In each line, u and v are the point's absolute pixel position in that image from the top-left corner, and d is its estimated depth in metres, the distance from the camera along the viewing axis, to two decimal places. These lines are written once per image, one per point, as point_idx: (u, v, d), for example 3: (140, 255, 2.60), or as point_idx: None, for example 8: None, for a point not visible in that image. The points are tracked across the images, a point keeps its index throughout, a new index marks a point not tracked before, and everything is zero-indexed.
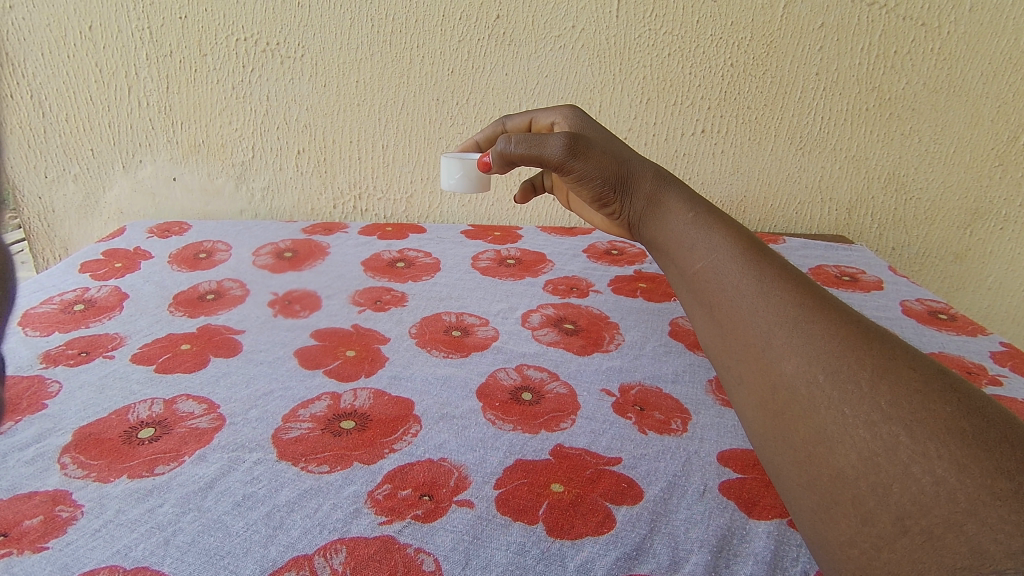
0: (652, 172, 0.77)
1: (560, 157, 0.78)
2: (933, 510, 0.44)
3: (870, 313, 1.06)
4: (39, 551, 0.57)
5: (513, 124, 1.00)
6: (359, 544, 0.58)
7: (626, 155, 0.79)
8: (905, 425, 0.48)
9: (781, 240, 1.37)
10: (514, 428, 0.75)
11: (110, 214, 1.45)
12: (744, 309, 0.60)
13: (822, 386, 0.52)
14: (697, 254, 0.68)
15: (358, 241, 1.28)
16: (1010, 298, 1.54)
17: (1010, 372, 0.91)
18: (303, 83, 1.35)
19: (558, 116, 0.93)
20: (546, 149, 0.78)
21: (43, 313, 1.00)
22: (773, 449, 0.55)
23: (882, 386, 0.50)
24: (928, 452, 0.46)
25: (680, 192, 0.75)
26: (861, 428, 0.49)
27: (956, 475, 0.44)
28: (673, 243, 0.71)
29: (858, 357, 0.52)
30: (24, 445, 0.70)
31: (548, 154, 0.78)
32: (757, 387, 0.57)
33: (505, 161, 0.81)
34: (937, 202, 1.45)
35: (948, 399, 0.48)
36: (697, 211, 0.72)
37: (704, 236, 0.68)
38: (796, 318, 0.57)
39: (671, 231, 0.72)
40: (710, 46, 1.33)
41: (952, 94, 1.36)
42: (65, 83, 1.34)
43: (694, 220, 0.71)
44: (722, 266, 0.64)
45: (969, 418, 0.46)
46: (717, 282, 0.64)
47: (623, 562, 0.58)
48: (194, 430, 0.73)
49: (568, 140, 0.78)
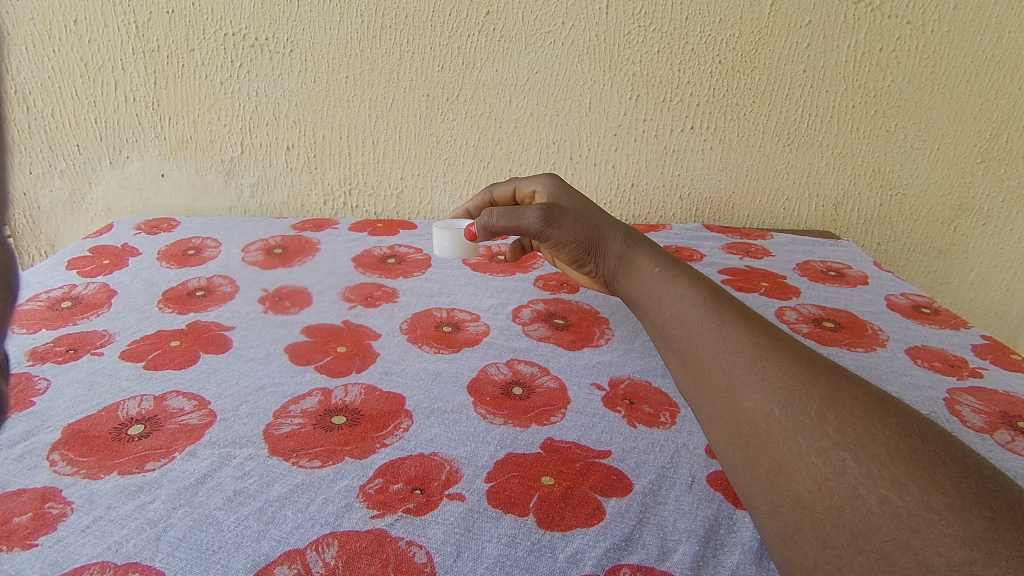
0: (621, 234, 0.82)
1: (537, 227, 0.84)
2: (881, 528, 0.46)
3: (855, 308, 1.08)
4: (28, 548, 0.56)
5: (498, 193, 1.02)
6: (351, 538, 0.58)
7: (598, 220, 0.84)
8: (850, 449, 0.50)
9: (768, 236, 1.39)
10: (505, 422, 0.75)
11: (97, 211, 1.44)
12: (707, 352, 0.62)
13: (778, 419, 0.55)
14: (664, 305, 0.71)
15: (349, 237, 1.28)
16: (993, 293, 1.56)
17: (990, 365, 0.92)
18: (291, 79, 1.35)
19: (538, 185, 0.95)
20: (523, 221, 0.83)
21: (29, 310, 0.99)
22: (741, 478, 0.57)
23: (828, 415, 0.53)
24: (872, 474, 0.48)
25: (647, 250, 0.79)
26: (813, 455, 0.52)
27: (897, 493, 0.47)
28: (644, 296, 0.75)
29: (807, 389, 0.55)
30: (12, 442, 0.70)
31: (526, 225, 0.84)
32: (724, 423, 0.59)
33: (490, 233, 0.87)
34: (922, 198, 1.47)
35: (886, 423, 0.51)
36: (663, 265, 0.75)
37: (669, 288, 0.71)
38: (753, 357, 0.59)
39: (641, 287, 0.76)
40: (699, 43, 1.33)
41: (936, 92, 1.38)
42: (50, 78, 1.33)
43: (659, 275, 0.74)
44: (687, 315, 0.67)
45: (906, 439, 0.49)
46: (684, 330, 0.66)
47: (612, 552, 0.59)
48: (185, 426, 0.73)
49: (543, 212, 0.83)
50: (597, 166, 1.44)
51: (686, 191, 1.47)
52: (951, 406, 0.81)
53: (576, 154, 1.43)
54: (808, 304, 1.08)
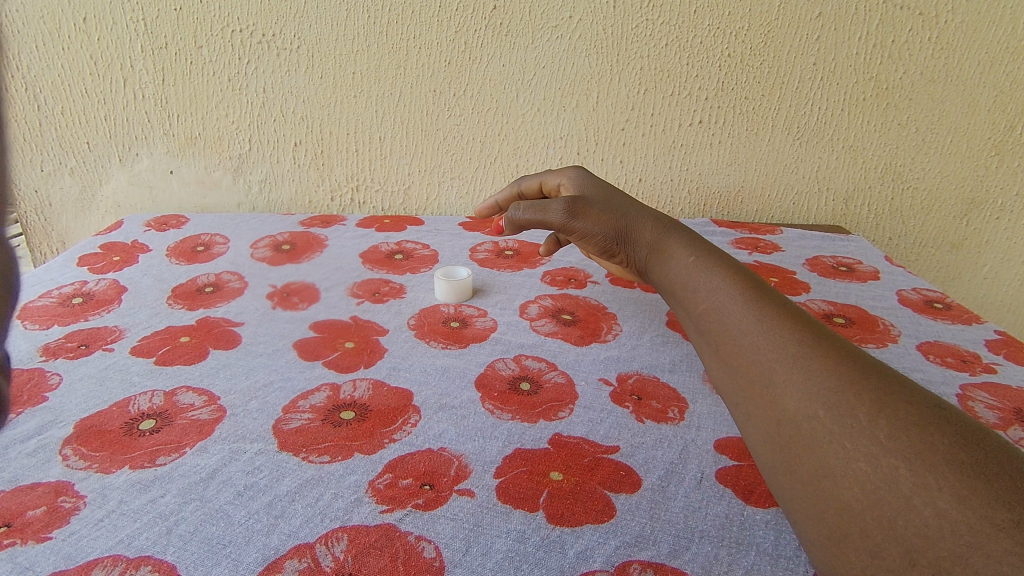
0: (651, 222, 0.82)
1: (562, 220, 0.86)
2: (938, 542, 0.45)
3: (865, 303, 1.07)
4: (42, 541, 0.57)
5: (524, 186, 1.02)
6: (360, 532, 0.58)
7: (625, 209, 0.85)
8: (905, 457, 0.49)
9: (778, 231, 1.38)
10: (513, 418, 0.75)
11: (107, 208, 1.45)
12: (747, 347, 0.62)
13: (824, 421, 0.54)
14: (699, 296, 0.70)
15: (357, 233, 1.29)
16: (1006, 287, 1.54)
17: (1005, 360, 0.91)
18: (299, 75, 1.35)
19: (563, 176, 0.96)
20: (549, 214, 0.86)
21: (42, 306, 1.00)
22: (785, 483, 0.56)
23: (880, 420, 0.52)
24: (929, 485, 0.47)
25: (680, 238, 0.78)
26: (863, 461, 0.51)
27: (957, 506, 0.45)
28: (679, 286, 0.74)
29: (857, 393, 0.54)
30: (26, 436, 0.70)
31: (551, 218, 0.86)
32: (766, 423, 0.59)
33: (516, 228, 0.90)
34: (935, 191, 1.45)
35: (943, 432, 0.50)
36: (697, 254, 0.75)
37: (706, 279, 0.71)
38: (797, 356, 0.59)
39: (674, 276, 0.75)
40: (708, 36, 1.32)
41: (950, 84, 1.36)
42: (59, 76, 1.33)
43: (693, 263, 0.74)
44: (722, 305, 0.67)
45: (967, 451, 0.48)
46: (722, 322, 0.66)
47: (621, 549, 0.58)
48: (195, 421, 0.73)
49: (567, 205, 0.86)
50: (605, 161, 1.44)
51: (694, 185, 1.46)
52: (964, 403, 0.80)
53: (583, 149, 1.43)
54: (819, 299, 1.07)
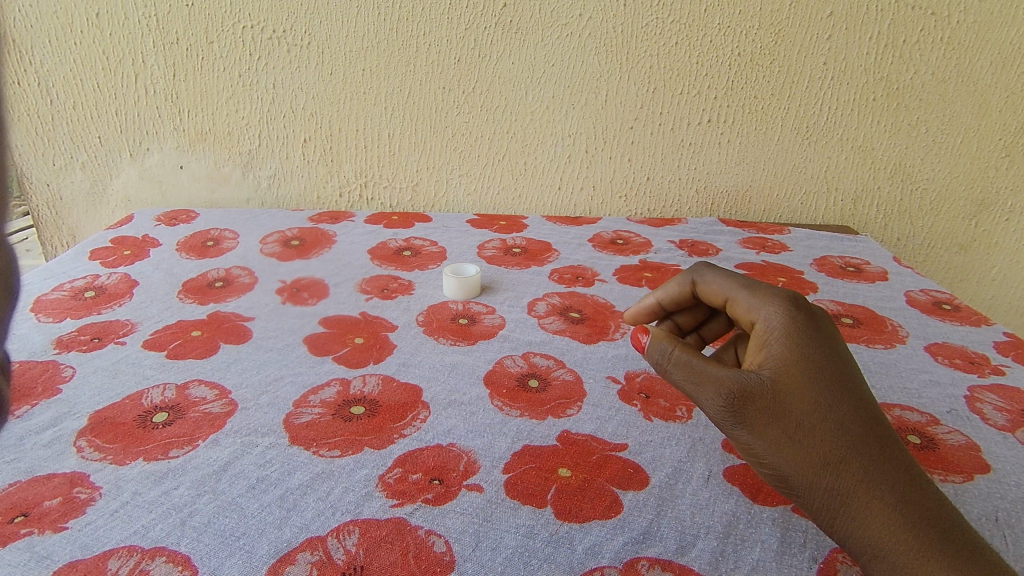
0: (860, 475, 0.53)
1: (720, 417, 0.58)
2: None
3: (873, 304, 1.07)
4: (59, 531, 0.58)
5: (703, 290, 0.71)
6: (371, 526, 0.59)
7: (831, 440, 0.54)
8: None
9: (786, 231, 1.38)
10: (521, 415, 0.76)
11: (117, 202, 1.46)
12: (828, 437, 0.54)
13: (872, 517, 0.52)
14: (823, 440, 0.54)
15: (365, 229, 1.29)
16: (1015, 289, 1.53)
17: (1014, 362, 0.91)
18: (309, 71, 1.35)
19: (762, 308, 0.62)
20: (708, 400, 0.58)
21: (55, 300, 1.01)
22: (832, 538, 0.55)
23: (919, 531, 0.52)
24: None
25: (888, 506, 0.52)
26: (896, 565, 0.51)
27: None
28: (854, 512, 0.53)
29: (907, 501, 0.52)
30: (41, 428, 0.71)
31: (708, 409, 0.58)
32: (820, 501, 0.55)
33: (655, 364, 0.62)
34: (944, 192, 1.45)
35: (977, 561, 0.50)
36: (889, 498, 0.52)
37: (858, 466, 0.53)
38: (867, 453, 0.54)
39: (858, 515, 0.53)
40: (718, 35, 1.32)
41: (961, 84, 1.35)
42: (72, 71, 1.34)
43: (875, 492, 0.53)
44: (832, 429, 0.54)
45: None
46: (824, 432, 0.54)
47: (630, 546, 0.59)
48: (207, 414, 0.74)
49: (739, 401, 0.56)
50: (613, 159, 1.44)
51: (702, 184, 1.46)
52: (972, 404, 0.80)
53: (591, 147, 1.43)
54: (827, 299, 1.07)
